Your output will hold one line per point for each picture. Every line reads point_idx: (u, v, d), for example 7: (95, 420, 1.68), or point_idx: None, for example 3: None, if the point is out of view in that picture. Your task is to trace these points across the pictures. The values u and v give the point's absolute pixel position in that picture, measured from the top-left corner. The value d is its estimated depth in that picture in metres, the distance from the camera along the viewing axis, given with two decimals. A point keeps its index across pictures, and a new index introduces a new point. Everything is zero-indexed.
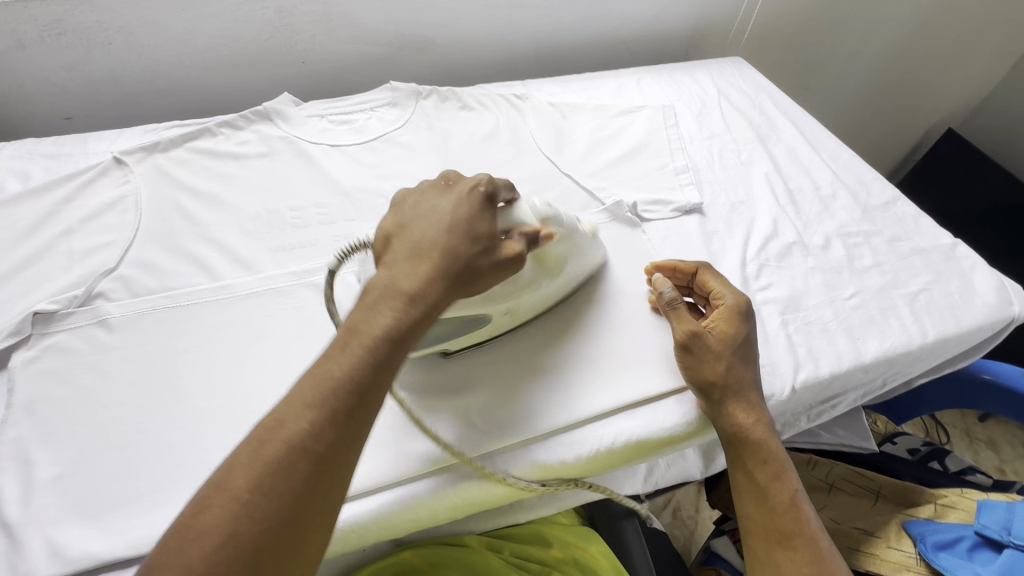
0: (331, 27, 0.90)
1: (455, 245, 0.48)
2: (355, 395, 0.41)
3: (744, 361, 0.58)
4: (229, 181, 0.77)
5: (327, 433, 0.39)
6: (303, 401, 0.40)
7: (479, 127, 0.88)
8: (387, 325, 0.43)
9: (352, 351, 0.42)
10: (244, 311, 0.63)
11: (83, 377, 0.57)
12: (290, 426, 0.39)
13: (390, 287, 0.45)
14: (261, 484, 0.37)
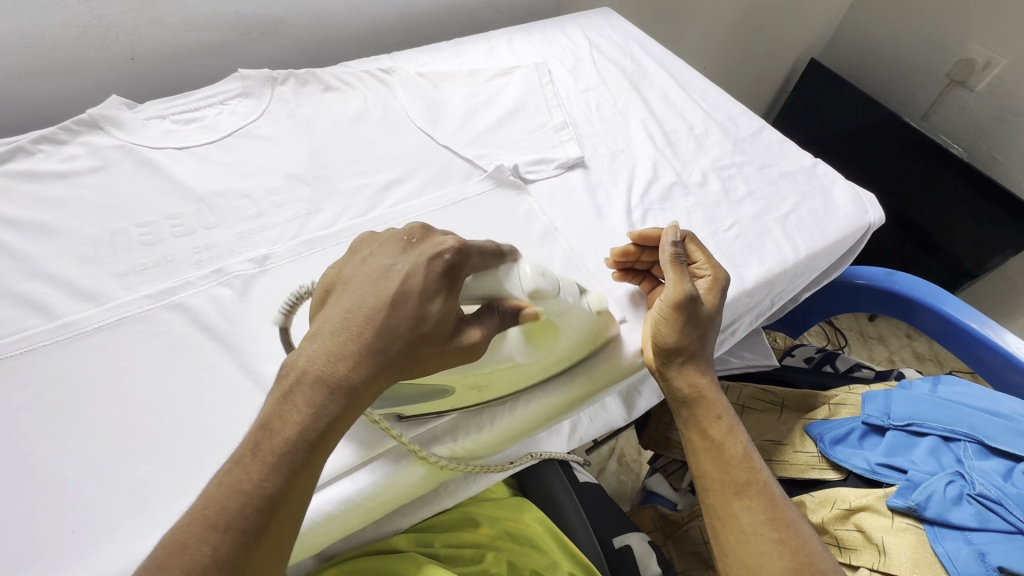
0: (156, 14, 0.80)
1: (394, 320, 0.42)
2: (263, 513, 0.37)
3: (709, 329, 0.60)
4: (58, 205, 0.67)
5: (231, 558, 0.36)
6: (208, 520, 0.36)
7: (346, 108, 0.82)
8: (301, 431, 0.40)
9: (263, 457, 0.38)
10: (94, 348, 0.56)
11: None
12: (193, 553, 0.35)
13: (305, 375, 0.41)
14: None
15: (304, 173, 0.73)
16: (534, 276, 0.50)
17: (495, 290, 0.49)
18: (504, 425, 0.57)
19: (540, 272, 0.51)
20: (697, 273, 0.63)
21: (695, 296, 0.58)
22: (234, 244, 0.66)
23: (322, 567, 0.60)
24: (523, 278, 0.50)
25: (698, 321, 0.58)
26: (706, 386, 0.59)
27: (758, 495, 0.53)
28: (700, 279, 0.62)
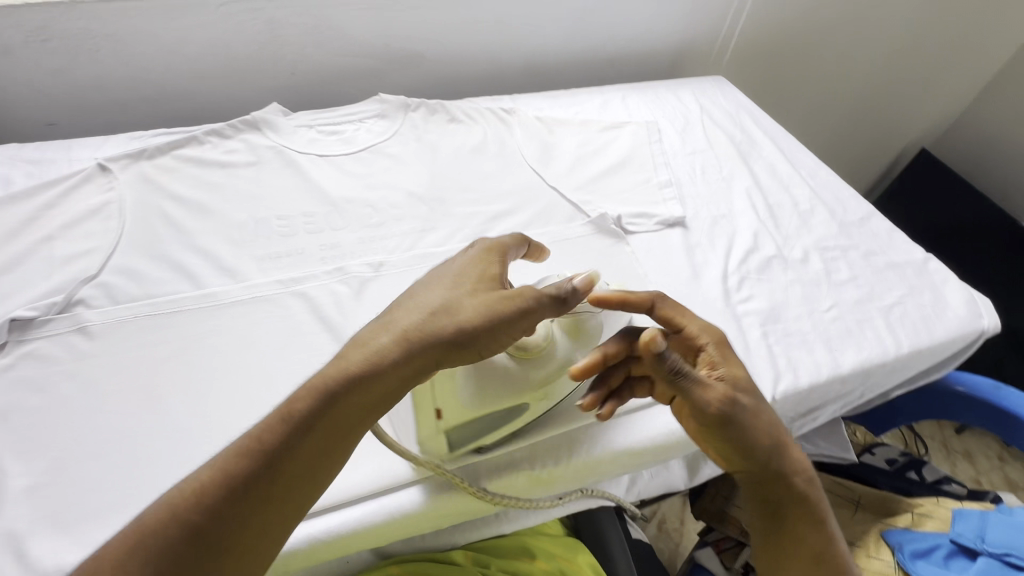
0: (321, 40, 0.91)
1: (417, 315, 0.48)
2: (258, 474, 0.42)
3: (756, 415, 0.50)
4: (216, 190, 0.77)
5: (210, 508, 0.41)
6: (209, 472, 0.42)
7: (467, 139, 0.89)
8: (306, 401, 0.44)
9: (270, 423, 0.44)
10: (227, 319, 0.63)
11: (59, 384, 0.56)
12: (185, 499, 0.41)
13: (340, 354, 0.47)
14: (143, 551, 0.39)
15: (423, 193, 0.80)
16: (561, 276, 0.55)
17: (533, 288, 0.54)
18: (581, 460, 0.59)
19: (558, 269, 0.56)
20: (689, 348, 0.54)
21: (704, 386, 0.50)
22: (356, 247, 0.72)
23: (378, 564, 0.62)
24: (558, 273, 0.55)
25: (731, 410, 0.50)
26: (766, 473, 0.50)
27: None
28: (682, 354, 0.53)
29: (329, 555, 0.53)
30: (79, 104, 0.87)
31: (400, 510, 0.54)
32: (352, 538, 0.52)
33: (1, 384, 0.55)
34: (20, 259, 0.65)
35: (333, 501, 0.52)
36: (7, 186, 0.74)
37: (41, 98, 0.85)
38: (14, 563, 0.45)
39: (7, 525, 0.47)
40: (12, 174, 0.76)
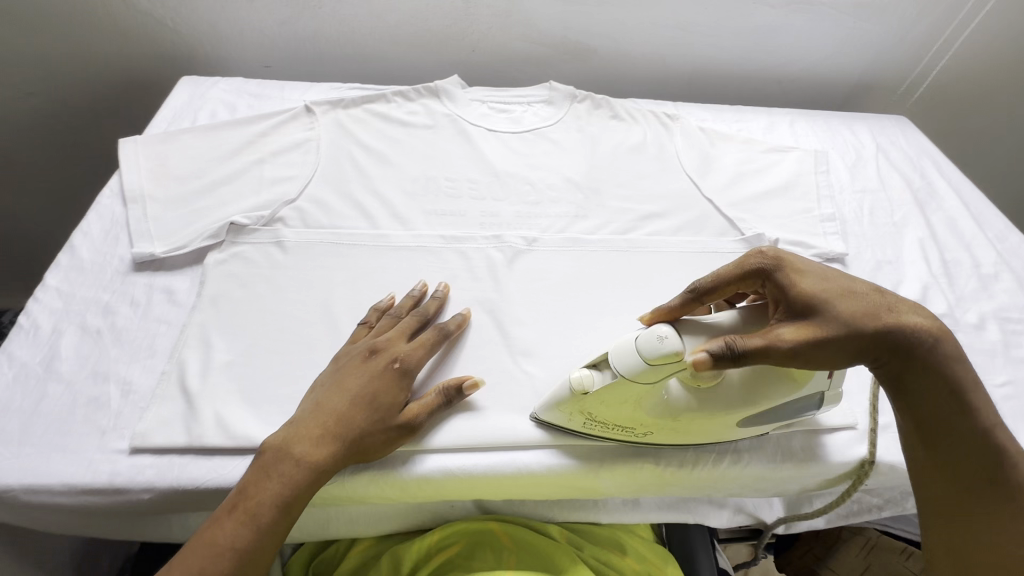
0: (506, 24, 0.97)
1: (395, 348, 0.57)
2: (296, 473, 0.48)
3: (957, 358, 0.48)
4: (396, 145, 0.84)
5: (268, 503, 0.47)
6: (262, 468, 0.49)
7: (628, 138, 0.91)
8: (319, 413, 0.51)
9: (300, 433, 0.50)
10: (396, 260, 0.69)
11: (258, 284, 0.64)
12: (253, 494, 0.47)
13: (338, 372, 0.55)
14: (233, 538, 0.45)
15: (580, 181, 0.83)
16: (643, 357, 0.48)
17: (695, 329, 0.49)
18: (700, 468, 0.59)
19: (593, 376, 0.51)
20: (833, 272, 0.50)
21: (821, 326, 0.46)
22: (513, 220, 0.77)
23: (482, 518, 0.66)
24: (636, 350, 0.49)
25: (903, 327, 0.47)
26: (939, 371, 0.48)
27: (1006, 498, 0.48)
28: (829, 274, 0.49)
29: (453, 493, 0.57)
30: (293, 52, 0.99)
31: (526, 469, 0.56)
32: (480, 482, 0.56)
33: (215, 274, 0.64)
34: (236, 174, 0.76)
35: (468, 443, 0.56)
36: (232, 111, 0.86)
37: (265, 42, 0.98)
38: (212, 422, 0.53)
39: (210, 390, 0.55)
40: (237, 103, 0.88)
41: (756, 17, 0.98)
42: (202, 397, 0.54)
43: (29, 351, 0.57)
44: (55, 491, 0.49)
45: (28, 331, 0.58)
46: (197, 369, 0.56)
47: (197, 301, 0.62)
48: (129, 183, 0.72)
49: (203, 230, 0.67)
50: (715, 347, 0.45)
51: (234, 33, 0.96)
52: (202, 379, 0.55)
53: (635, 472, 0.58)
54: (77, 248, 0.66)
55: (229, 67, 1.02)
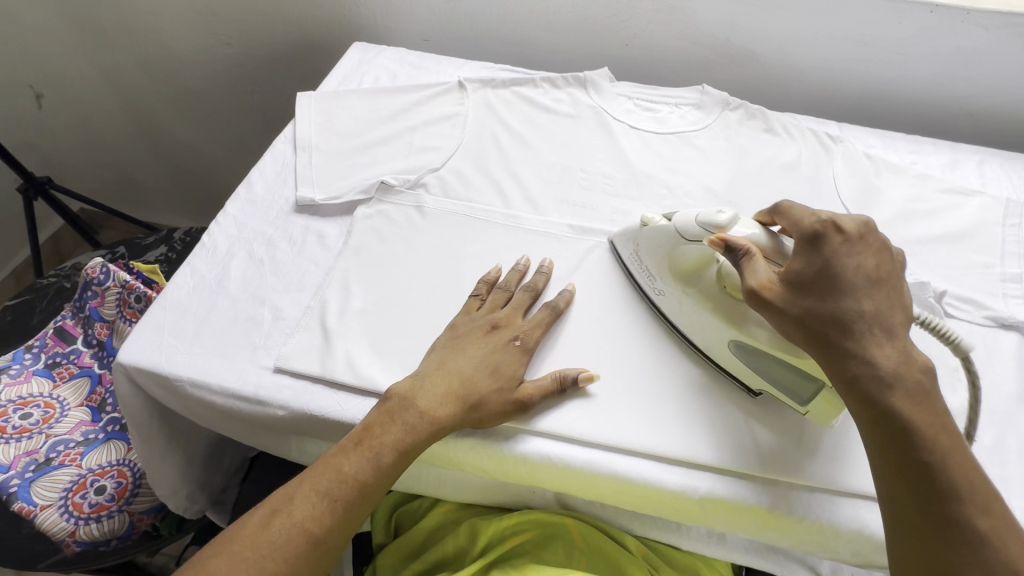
0: (667, 20, 0.94)
1: (514, 322, 0.60)
2: (426, 426, 0.52)
3: (918, 398, 0.47)
4: (538, 130, 0.85)
5: (393, 447, 0.51)
6: (388, 411, 0.52)
7: (779, 155, 0.85)
8: (448, 369, 0.55)
9: (430, 387, 0.54)
10: (524, 241, 0.71)
11: (396, 243, 0.68)
12: (379, 433, 0.51)
13: (462, 335, 0.58)
14: (359, 471, 0.49)
15: (721, 194, 0.79)
16: (698, 220, 0.58)
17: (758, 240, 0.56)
18: (812, 522, 0.54)
19: (660, 219, 0.63)
20: (857, 271, 0.51)
21: (825, 267, 0.52)
22: None
23: (559, 512, 0.66)
24: (695, 218, 0.58)
25: (857, 343, 0.48)
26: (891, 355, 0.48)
27: (933, 496, 0.44)
28: (842, 271, 0.51)
29: (549, 480, 0.58)
30: (453, 30, 1.04)
31: (624, 474, 0.56)
32: (577, 476, 0.56)
33: (360, 227, 0.69)
34: (390, 137, 0.81)
35: (575, 436, 0.56)
36: (392, 78, 0.91)
37: (430, 18, 1.03)
38: (343, 361, 0.58)
39: (345, 330, 0.60)
40: (397, 71, 0.93)
41: (960, 39, 0.86)
42: (338, 335, 0.59)
43: (206, 265, 0.65)
44: (213, 390, 0.56)
45: (208, 249, 0.66)
46: (336, 309, 0.62)
47: (342, 250, 0.67)
48: (301, 133, 0.80)
49: (356, 186, 0.73)
50: (733, 241, 0.54)
51: (404, 7, 1.03)
52: (340, 319, 0.61)
53: (736, 506, 0.55)
54: (254, 183, 0.74)
55: (392, 38, 1.09)
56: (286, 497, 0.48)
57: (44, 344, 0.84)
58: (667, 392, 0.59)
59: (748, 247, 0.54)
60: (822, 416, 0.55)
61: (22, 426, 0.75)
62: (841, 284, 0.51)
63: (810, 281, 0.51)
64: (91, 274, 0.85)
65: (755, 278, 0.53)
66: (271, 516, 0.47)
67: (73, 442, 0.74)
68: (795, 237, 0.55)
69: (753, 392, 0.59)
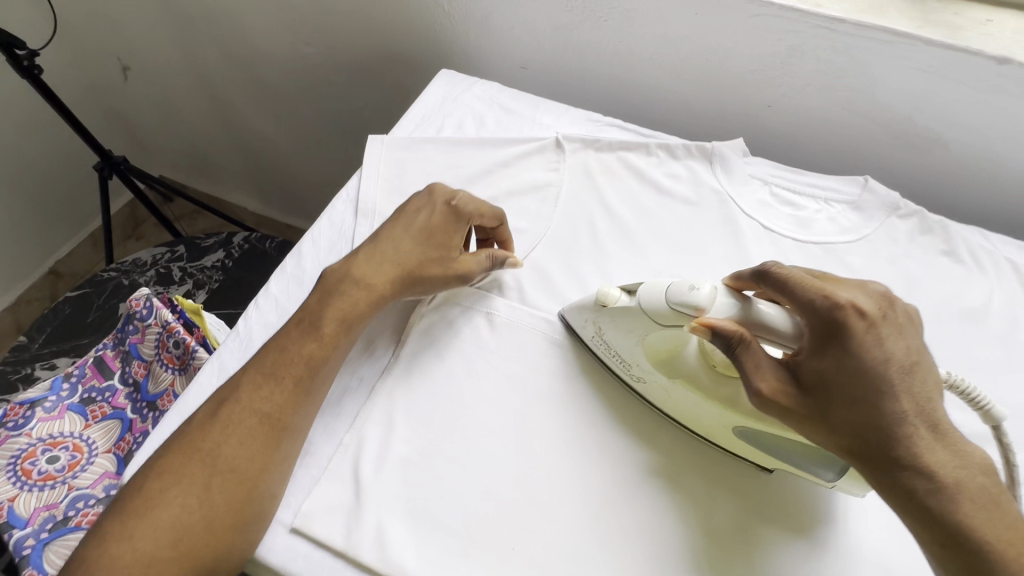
0: (831, 85, 0.73)
1: (453, 235, 0.58)
2: (302, 374, 0.51)
3: (987, 509, 0.41)
4: (645, 218, 0.69)
5: (268, 400, 0.50)
6: (264, 372, 0.51)
7: (961, 295, 0.64)
8: (326, 313, 0.54)
9: (307, 331, 0.53)
10: (608, 381, 0.57)
11: (455, 363, 0.57)
12: (252, 392, 0.50)
13: (360, 279, 0.56)
14: (234, 433, 0.48)
15: None
16: (670, 301, 0.49)
17: (743, 314, 0.47)
18: None
19: (619, 297, 0.53)
20: (890, 364, 0.44)
21: (836, 350, 0.45)
22: None
23: None
24: (665, 291, 0.50)
25: (906, 449, 0.43)
26: (937, 457, 0.42)
27: None
28: (870, 368, 0.44)
29: None
30: (556, 62, 0.88)
31: None
32: None
33: (416, 334, 0.58)
34: None
35: None
36: (478, 125, 0.77)
37: (531, 44, 0.87)
38: (372, 533, 0.48)
39: (380, 486, 0.50)
40: (485, 113, 0.79)
41: None
42: (371, 493, 0.50)
43: (236, 363, 0.57)
44: None
45: (241, 341, 0.58)
46: (373, 453, 0.51)
47: (392, 363, 0.56)
48: (365, 192, 0.68)
49: None
50: (723, 328, 0.46)
51: (504, 29, 0.87)
52: (376, 469, 0.51)
53: None
54: (303, 255, 0.64)
55: (485, 62, 0.94)
56: (232, 389, 0.50)
57: (82, 375, 0.79)
58: (629, 459, 0.53)
59: (743, 334, 0.45)
60: (850, 488, 0.49)
61: (47, 472, 0.71)
62: (865, 381, 0.44)
63: (830, 379, 0.45)
64: (134, 307, 0.79)
65: (762, 379, 0.46)
66: (220, 406, 0.50)
67: (93, 500, 0.70)
68: (809, 321, 0.46)
69: (766, 469, 0.52)
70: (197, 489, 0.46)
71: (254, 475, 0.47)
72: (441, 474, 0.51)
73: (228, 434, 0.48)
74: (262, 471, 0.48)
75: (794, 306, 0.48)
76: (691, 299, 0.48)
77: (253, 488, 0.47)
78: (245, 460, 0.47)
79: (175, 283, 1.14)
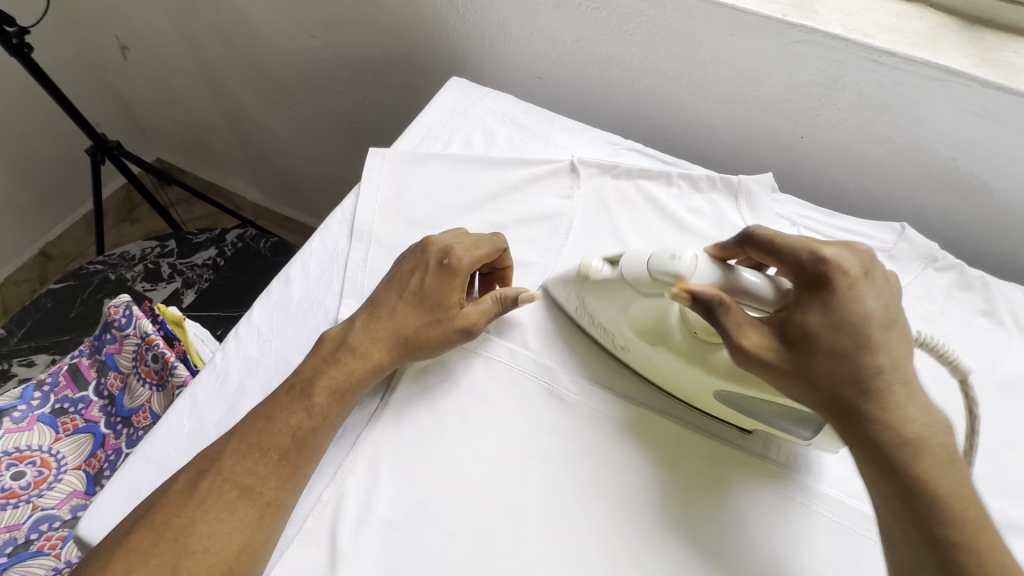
0: (871, 120, 0.68)
1: (428, 274, 0.54)
2: (291, 445, 0.47)
3: (949, 466, 0.40)
4: (662, 256, 0.64)
5: (249, 473, 0.46)
6: (248, 443, 0.47)
7: (1000, 362, 0.59)
8: (319, 379, 0.50)
9: (298, 399, 0.49)
10: (612, 440, 0.52)
11: (450, 416, 0.53)
12: (233, 463, 0.46)
13: (351, 346, 0.52)
14: (211, 510, 0.44)
15: None
16: (650, 266, 0.48)
17: (724, 280, 0.45)
18: None
19: (601, 269, 0.52)
20: (863, 320, 0.43)
21: (819, 310, 0.43)
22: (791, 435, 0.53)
23: None
24: (648, 261, 0.48)
25: (877, 406, 0.41)
26: (913, 419, 0.41)
27: None
28: (850, 321, 0.43)
29: None
30: (575, 74, 0.82)
31: None
32: None
33: (409, 381, 0.54)
34: None
35: None
36: (488, 141, 0.72)
37: (550, 54, 0.81)
38: None
39: (359, 552, 0.46)
40: (496, 128, 0.74)
41: None
42: (348, 559, 0.46)
43: (211, 401, 0.53)
44: None
45: (218, 376, 0.54)
46: (354, 513, 0.48)
47: (380, 412, 0.53)
48: (362, 212, 0.63)
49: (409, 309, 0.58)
50: (703, 293, 0.44)
51: (520, 36, 0.81)
52: (355, 532, 0.47)
53: None
54: (291, 280, 0.59)
55: (499, 68, 0.88)
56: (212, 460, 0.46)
57: (55, 384, 0.74)
58: (607, 498, 0.50)
59: (721, 297, 0.44)
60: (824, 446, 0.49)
61: (11, 488, 0.68)
62: (847, 338, 0.43)
63: (815, 336, 0.43)
64: (112, 314, 0.73)
65: (745, 336, 0.44)
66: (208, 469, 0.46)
67: (59, 522, 0.67)
68: (795, 279, 0.45)
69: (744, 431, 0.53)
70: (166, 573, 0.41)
71: (233, 554, 0.43)
72: (419, 550, 0.47)
73: (205, 510, 0.44)
74: (240, 551, 0.43)
75: (784, 269, 0.46)
76: (671, 266, 0.46)
77: (229, 569, 0.43)
78: (221, 540, 0.43)
79: (163, 281, 1.09)
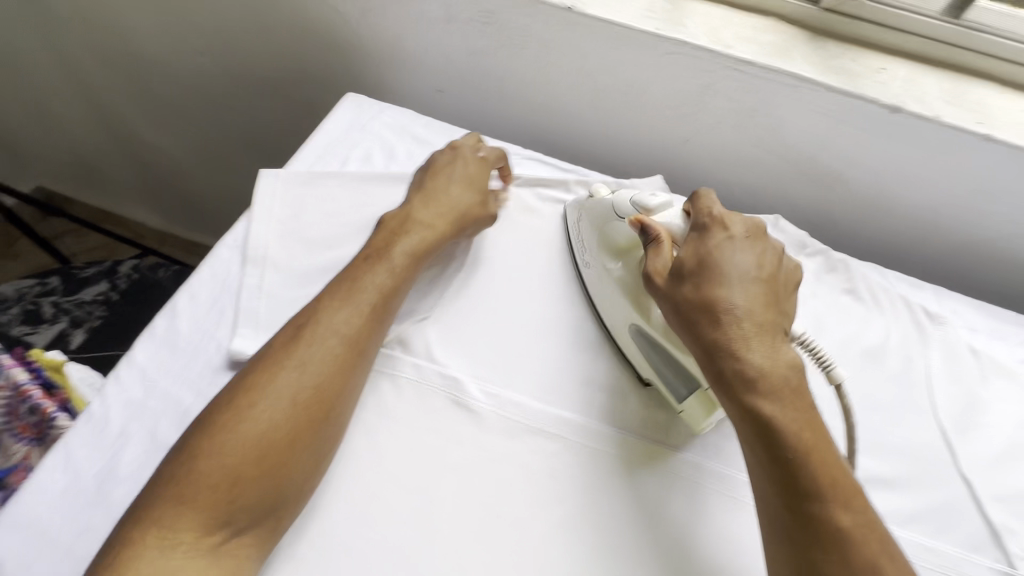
0: (742, 123, 0.74)
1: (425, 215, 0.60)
2: (295, 376, 0.47)
3: (787, 392, 0.44)
4: (563, 260, 0.67)
5: (261, 406, 0.45)
6: (249, 382, 0.47)
7: (862, 334, 0.66)
8: (313, 316, 0.51)
9: (297, 335, 0.49)
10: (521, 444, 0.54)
11: (354, 440, 0.52)
12: (242, 401, 0.46)
13: (341, 285, 0.53)
14: (228, 445, 0.43)
15: None
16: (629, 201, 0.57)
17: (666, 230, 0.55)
18: None
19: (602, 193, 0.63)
20: (727, 270, 0.49)
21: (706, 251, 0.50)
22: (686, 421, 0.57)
23: None
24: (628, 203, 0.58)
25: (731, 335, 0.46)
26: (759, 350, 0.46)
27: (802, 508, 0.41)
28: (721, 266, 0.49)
29: None
30: (474, 87, 0.84)
31: None
32: None
33: None
34: None
35: None
36: (388, 156, 0.72)
37: (448, 68, 0.82)
38: None
39: None
40: (396, 143, 0.74)
41: None
42: None
43: (87, 452, 0.49)
44: None
45: (95, 424, 0.50)
46: None
47: None
48: (255, 236, 0.61)
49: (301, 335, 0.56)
50: (651, 228, 0.54)
51: (417, 50, 0.82)
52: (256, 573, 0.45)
53: None
54: (178, 314, 0.56)
55: (400, 82, 0.88)
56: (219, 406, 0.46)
57: None
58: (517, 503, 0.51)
59: (660, 237, 0.53)
60: (694, 417, 0.53)
61: None
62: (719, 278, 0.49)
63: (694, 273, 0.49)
64: None
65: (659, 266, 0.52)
66: (253, 381, 0.47)
67: None
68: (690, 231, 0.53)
69: (642, 380, 0.58)
70: (205, 508, 0.41)
71: (285, 451, 0.44)
72: None
73: (223, 447, 0.43)
74: (270, 476, 0.43)
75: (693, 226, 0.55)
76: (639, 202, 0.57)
77: (284, 464, 0.44)
78: (246, 468, 0.43)
79: (45, 323, 0.97)
